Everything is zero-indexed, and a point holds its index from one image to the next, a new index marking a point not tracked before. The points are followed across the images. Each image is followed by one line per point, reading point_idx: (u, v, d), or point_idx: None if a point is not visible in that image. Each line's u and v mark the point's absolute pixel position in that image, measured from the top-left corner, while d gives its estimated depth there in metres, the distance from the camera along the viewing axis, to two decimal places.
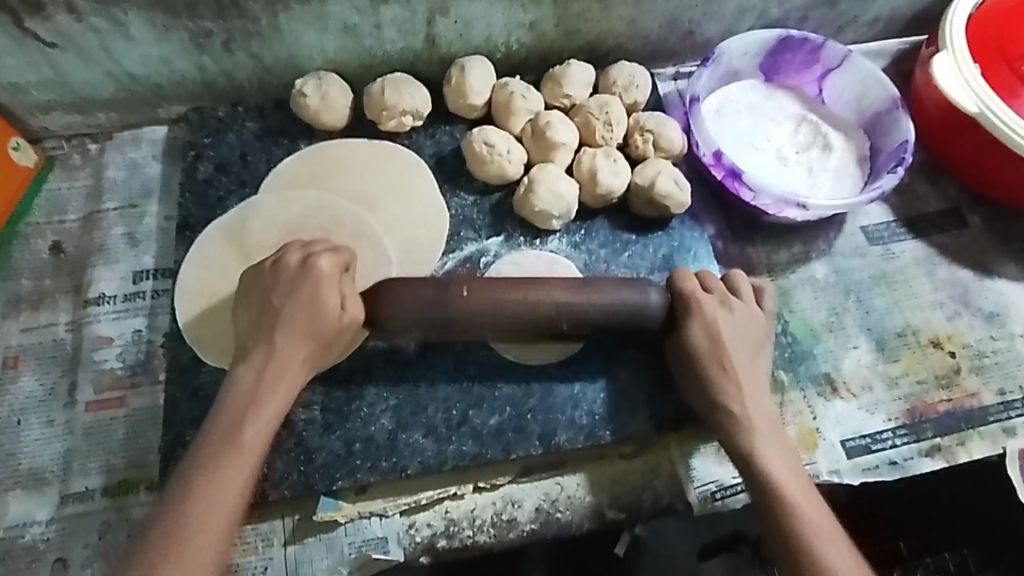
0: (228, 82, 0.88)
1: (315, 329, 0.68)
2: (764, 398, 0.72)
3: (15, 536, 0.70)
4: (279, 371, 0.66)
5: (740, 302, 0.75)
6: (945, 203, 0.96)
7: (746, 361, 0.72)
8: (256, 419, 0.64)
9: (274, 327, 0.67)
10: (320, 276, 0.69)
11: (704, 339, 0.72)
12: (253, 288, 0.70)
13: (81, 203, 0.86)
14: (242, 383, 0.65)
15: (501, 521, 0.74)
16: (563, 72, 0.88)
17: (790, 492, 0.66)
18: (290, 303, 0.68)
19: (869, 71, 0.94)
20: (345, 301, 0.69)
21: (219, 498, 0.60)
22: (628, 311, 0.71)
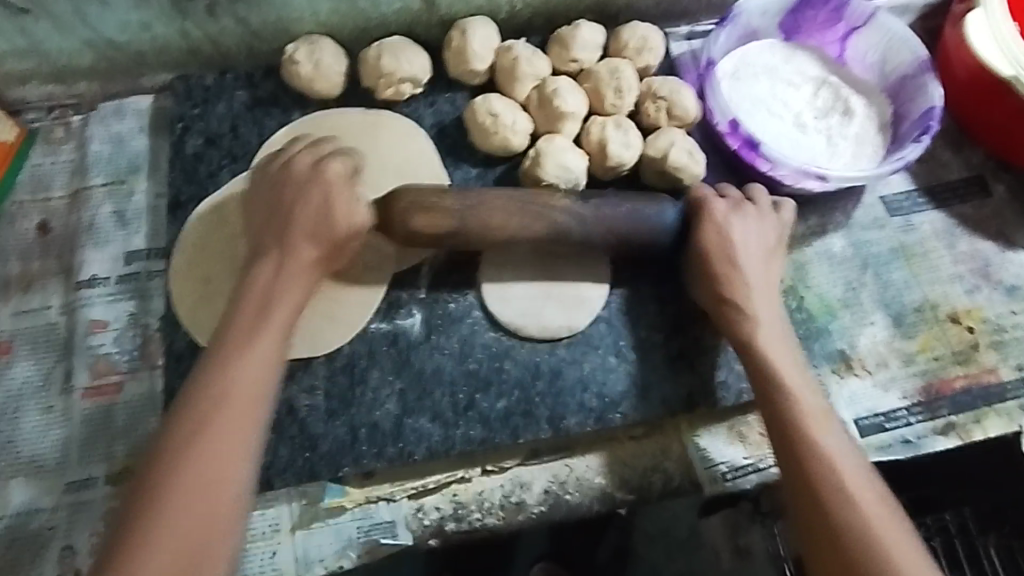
0: (214, 48, 0.83)
1: (326, 241, 0.68)
2: (787, 340, 0.71)
3: (19, 525, 0.69)
4: (285, 292, 0.66)
5: (761, 208, 0.75)
6: (969, 170, 0.92)
7: (764, 288, 0.72)
8: (265, 329, 0.64)
9: (287, 224, 0.68)
10: (331, 180, 0.69)
11: (713, 238, 0.72)
12: (268, 183, 0.70)
13: (67, 179, 0.82)
14: (248, 296, 0.65)
15: (509, 503, 0.72)
16: (571, 35, 0.83)
17: (805, 410, 0.66)
18: (300, 208, 0.68)
19: (896, 30, 0.89)
20: (350, 208, 0.69)
21: (215, 436, 0.58)
22: (639, 222, 0.72)
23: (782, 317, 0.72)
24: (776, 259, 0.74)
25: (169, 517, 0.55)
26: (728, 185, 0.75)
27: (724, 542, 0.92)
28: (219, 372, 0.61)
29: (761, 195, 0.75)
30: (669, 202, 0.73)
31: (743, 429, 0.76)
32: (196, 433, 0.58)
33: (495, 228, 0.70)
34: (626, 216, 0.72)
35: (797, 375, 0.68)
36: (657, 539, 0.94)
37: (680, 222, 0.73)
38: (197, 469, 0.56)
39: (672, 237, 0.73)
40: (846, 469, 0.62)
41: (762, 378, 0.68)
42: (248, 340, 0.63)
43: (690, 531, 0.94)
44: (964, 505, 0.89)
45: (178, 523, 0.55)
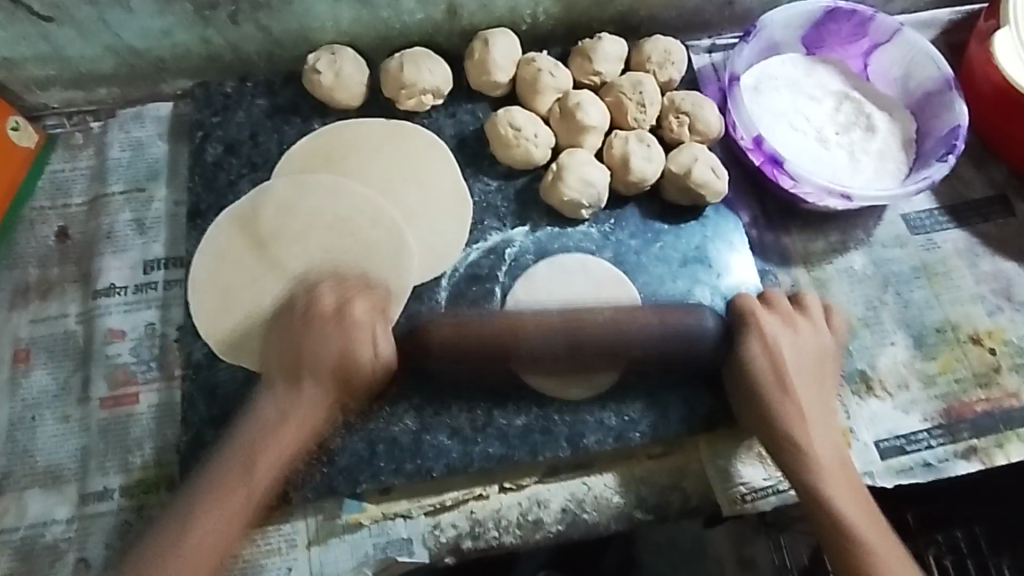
0: (235, 55, 0.82)
1: (345, 382, 0.66)
2: (834, 439, 0.70)
3: (36, 534, 0.69)
4: (300, 424, 0.64)
5: (802, 320, 0.74)
6: (992, 188, 0.91)
7: (809, 394, 0.71)
8: (268, 459, 0.63)
9: (303, 364, 0.66)
10: (355, 322, 0.68)
11: (764, 362, 0.71)
12: (288, 323, 0.68)
13: (85, 185, 0.82)
14: (263, 421, 0.64)
15: (527, 522, 0.72)
16: (593, 47, 0.82)
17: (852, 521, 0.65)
18: (315, 339, 0.66)
19: (920, 46, 0.88)
20: (375, 335, 0.68)
21: (197, 531, 0.59)
22: (681, 339, 0.70)
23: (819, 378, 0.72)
24: (826, 360, 0.74)
25: (200, 530, 0.60)
26: (774, 295, 0.75)
27: (729, 554, 0.97)
28: (246, 458, 0.62)
29: (812, 304, 0.76)
30: (711, 315, 0.72)
31: (762, 449, 0.75)
32: (241, 470, 0.62)
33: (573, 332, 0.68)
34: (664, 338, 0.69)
35: (824, 434, 0.70)
36: (662, 550, 0.95)
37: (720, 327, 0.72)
38: (222, 502, 0.61)
39: (716, 342, 0.72)
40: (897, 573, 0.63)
41: (814, 496, 0.67)
42: (279, 422, 0.64)
43: (696, 541, 0.97)
44: (975, 524, 0.90)
45: (201, 541, 0.59)
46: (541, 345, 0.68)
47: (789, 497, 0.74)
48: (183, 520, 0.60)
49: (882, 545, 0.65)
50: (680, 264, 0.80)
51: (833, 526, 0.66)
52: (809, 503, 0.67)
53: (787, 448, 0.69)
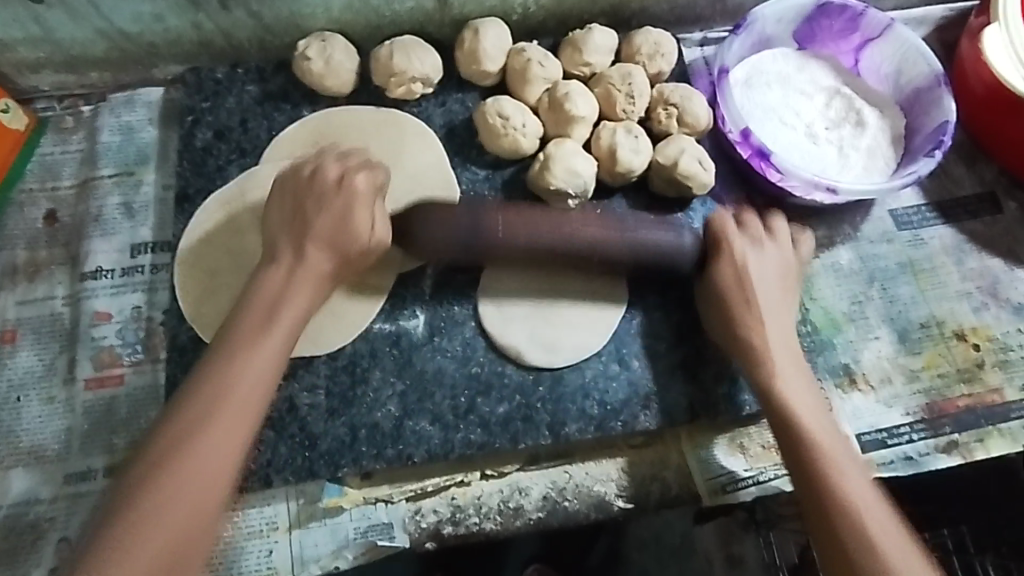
0: (226, 41, 0.83)
1: (342, 247, 0.68)
2: (803, 373, 0.71)
3: (19, 513, 0.69)
4: (296, 298, 0.65)
5: (772, 242, 0.75)
6: (981, 186, 0.91)
7: (774, 303, 0.72)
8: (246, 370, 0.61)
9: (304, 230, 0.68)
10: (354, 193, 0.69)
11: (729, 274, 0.72)
12: (290, 193, 0.69)
13: (76, 168, 0.82)
14: (263, 295, 0.65)
15: (507, 508, 0.72)
16: (584, 38, 0.82)
17: (814, 438, 0.66)
18: (321, 216, 0.68)
19: (912, 42, 0.88)
20: (374, 224, 0.69)
21: (185, 470, 0.56)
22: (659, 251, 0.73)
23: (800, 349, 0.72)
24: (791, 282, 0.75)
25: (182, 491, 0.56)
26: (748, 215, 0.75)
27: (718, 550, 0.93)
28: (217, 386, 0.60)
29: (780, 227, 0.76)
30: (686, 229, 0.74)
31: (743, 440, 0.76)
32: (221, 397, 0.60)
33: (557, 242, 0.71)
34: (637, 240, 0.72)
35: (793, 372, 0.70)
36: (649, 544, 0.95)
37: (696, 240, 0.74)
38: (193, 461, 0.57)
39: (693, 262, 0.74)
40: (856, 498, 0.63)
41: (775, 407, 0.68)
42: (241, 362, 0.61)
43: (683, 536, 0.94)
44: (962, 524, 0.89)
45: (180, 501, 0.56)
46: (515, 247, 0.70)
47: (770, 487, 0.74)
48: (152, 482, 0.56)
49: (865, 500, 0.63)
50: None
51: (795, 440, 0.66)
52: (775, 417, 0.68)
53: (775, 411, 0.68)
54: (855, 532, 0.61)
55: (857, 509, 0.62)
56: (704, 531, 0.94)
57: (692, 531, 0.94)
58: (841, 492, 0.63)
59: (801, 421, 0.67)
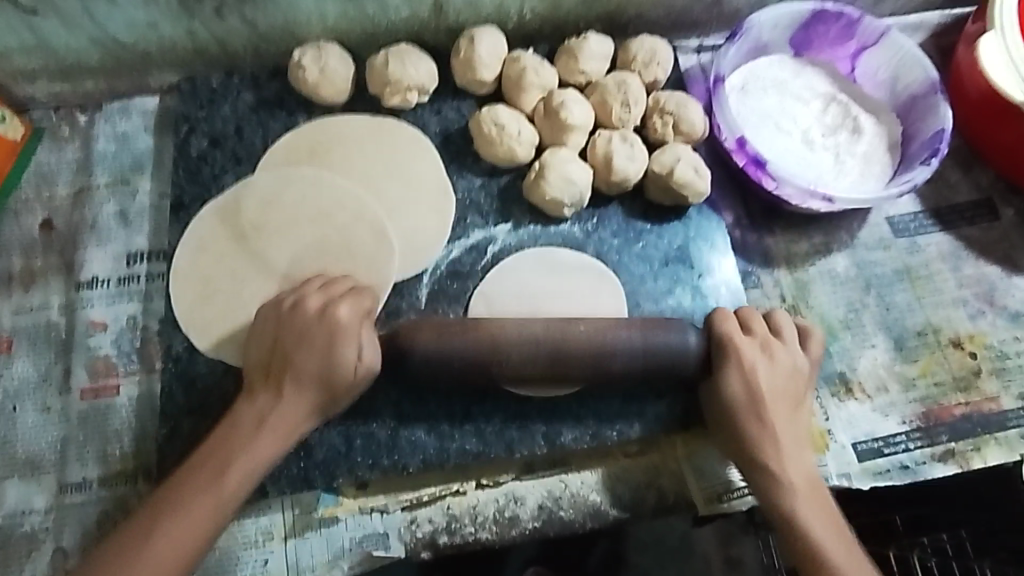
0: (221, 49, 0.83)
1: (327, 385, 0.65)
2: (809, 463, 0.70)
3: (15, 523, 0.69)
4: (283, 417, 0.65)
5: (781, 351, 0.72)
6: (978, 193, 0.91)
7: (780, 408, 0.70)
8: (238, 472, 0.62)
9: (291, 346, 0.66)
10: (342, 325, 0.66)
11: (739, 389, 0.69)
12: (272, 320, 0.68)
13: (71, 176, 0.82)
14: (241, 427, 0.64)
15: (503, 518, 0.72)
16: (580, 45, 0.82)
17: (801, 517, 0.67)
18: (303, 351, 0.66)
19: (908, 48, 0.88)
20: (361, 353, 0.66)
21: (157, 544, 0.59)
22: (662, 361, 0.68)
23: (795, 405, 0.71)
24: (800, 388, 0.72)
25: (160, 543, 0.59)
26: (751, 312, 0.72)
27: (716, 553, 0.96)
28: (209, 479, 0.62)
29: (783, 323, 0.74)
30: (692, 332, 0.69)
31: None
32: (208, 477, 0.62)
33: (560, 341, 0.67)
34: (644, 344, 0.67)
35: (798, 460, 0.69)
36: (648, 547, 0.94)
37: (703, 343, 0.70)
38: (177, 526, 0.60)
39: (698, 365, 0.70)
40: (834, 565, 0.64)
41: (778, 492, 0.68)
42: (223, 476, 0.62)
43: (682, 539, 0.95)
44: (961, 527, 0.90)
45: (154, 565, 0.59)
46: (518, 357, 0.66)
47: None
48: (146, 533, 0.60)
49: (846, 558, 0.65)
50: (661, 263, 0.80)
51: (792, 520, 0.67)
52: (768, 499, 0.68)
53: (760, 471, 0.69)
54: None
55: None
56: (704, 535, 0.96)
57: (690, 534, 0.95)
58: (806, 536, 0.66)
59: (800, 511, 0.67)
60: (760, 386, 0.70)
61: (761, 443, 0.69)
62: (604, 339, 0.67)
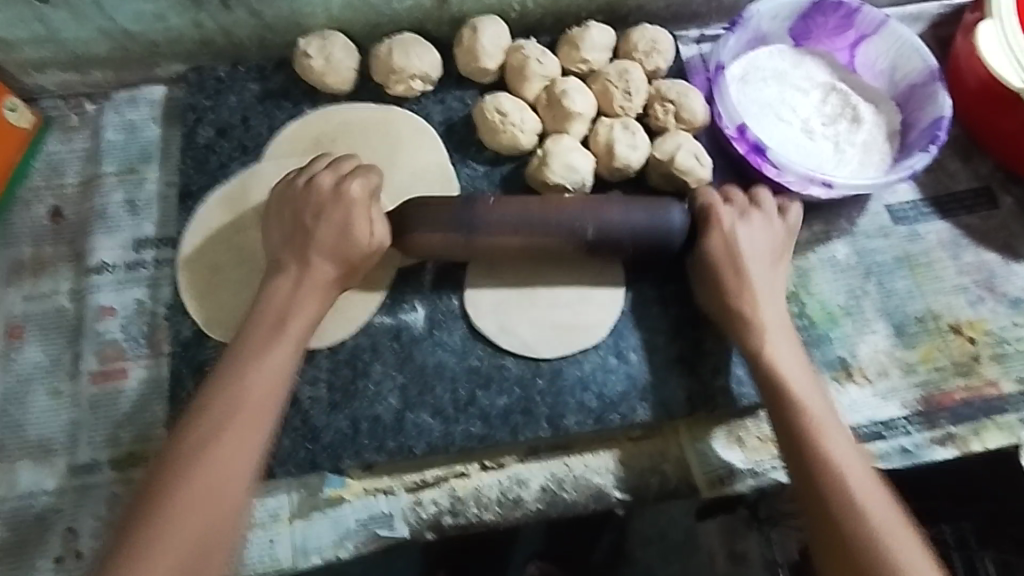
0: (228, 40, 0.84)
1: (345, 248, 0.69)
2: (807, 372, 0.70)
3: (25, 505, 0.70)
4: (300, 317, 0.67)
5: (761, 212, 0.75)
6: (977, 181, 0.92)
7: (766, 283, 0.73)
8: (258, 367, 0.63)
9: (308, 241, 0.69)
10: (352, 198, 0.70)
11: (719, 249, 0.73)
12: (287, 205, 0.71)
13: (80, 166, 0.84)
14: (264, 319, 0.66)
15: (507, 500, 0.73)
16: (581, 34, 0.83)
17: (817, 425, 0.66)
18: (322, 226, 0.69)
19: (907, 37, 0.89)
20: (373, 225, 0.70)
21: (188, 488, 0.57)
22: (646, 230, 0.72)
23: (782, 299, 0.74)
24: (782, 262, 0.75)
25: (189, 491, 0.57)
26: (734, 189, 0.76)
27: (721, 548, 0.93)
28: (228, 390, 0.62)
29: (767, 200, 0.76)
30: (676, 206, 0.73)
31: (740, 434, 0.77)
32: (233, 399, 0.61)
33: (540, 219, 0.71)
34: (636, 228, 0.72)
35: (791, 355, 0.70)
36: (652, 542, 0.98)
37: (686, 221, 0.73)
38: (202, 477, 0.58)
39: (682, 240, 0.74)
40: (856, 484, 0.63)
41: (778, 393, 0.68)
42: (242, 380, 0.62)
43: (686, 534, 0.96)
44: (964, 521, 0.90)
45: (185, 522, 0.56)
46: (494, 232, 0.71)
47: (767, 480, 0.75)
48: (171, 482, 0.57)
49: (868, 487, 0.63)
50: None
51: (797, 426, 0.66)
52: (771, 398, 0.68)
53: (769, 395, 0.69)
54: (862, 532, 0.60)
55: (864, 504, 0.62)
56: (708, 530, 0.94)
57: (693, 529, 0.96)
58: (833, 473, 0.63)
59: (804, 410, 0.67)
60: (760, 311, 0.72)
61: (756, 329, 0.71)
62: (596, 214, 0.72)
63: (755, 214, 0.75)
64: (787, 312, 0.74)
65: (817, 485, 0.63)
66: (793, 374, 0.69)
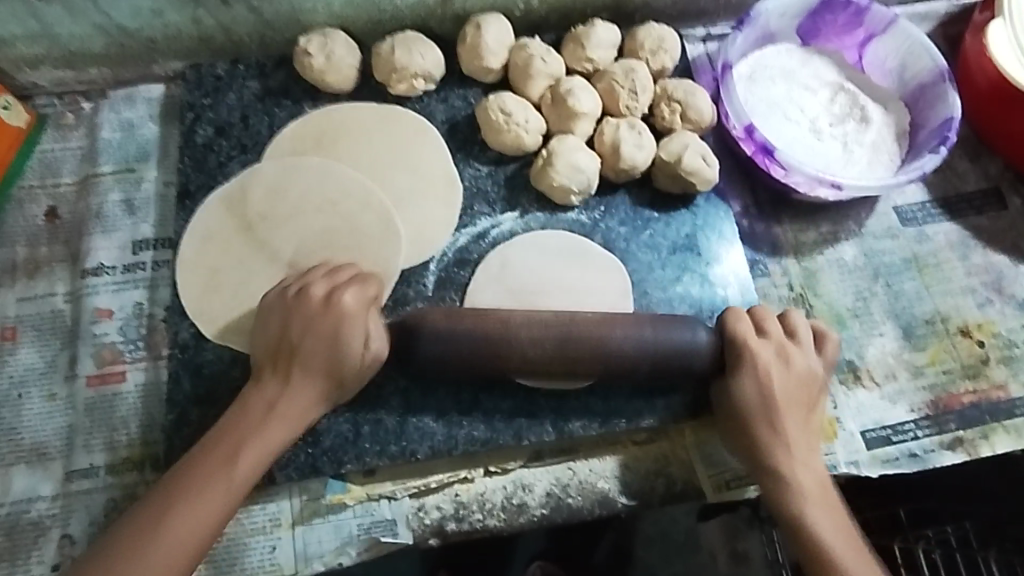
0: (227, 37, 0.82)
1: (334, 366, 0.66)
2: (818, 472, 0.69)
3: (20, 510, 0.69)
4: (288, 411, 0.64)
5: (800, 352, 0.72)
6: (986, 181, 0.91)
7: (792, 408, 0.70)
8: (254, 450, 0.62)
9: (302, 331, 0.66)
10: (344, 312, 0.67)
11: (753, 393, 0.69)
12: (278, 312, 0.67)
13: (75, 165, 0.82)
14: (252, 412, 0.64)
15: (511, 505, 0.72)
16: (587, 32, 0.82)
17: (828, 541, 0.65)
18: (310, 340, 0.66)
19: (916, 36, 0.88)
20: (367, 343, 0.67)
21: (169, 526, 0.58)
22: (671, 352, 0.68)
23: (807, 409, 0.71)
24: (806, 366, 0.71)
25: (172, 527, 0.58)
26: (763, 310, 0.72)
27: (722, 547, 0.97)
28: (225, 447, 0.62)
29: (803, 327, 0.73)
30: (701, 327, 0.69)
31: None
32: (220, 462, 0.61)
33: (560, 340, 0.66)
34: (654, 339, 0.67)
35: (806, 461, 0.69)
36: (656, 542, 0.98)
37: (714, 342, 0.70)
38: (179, 519, 0.59)
39: (714, 362, 0.70)
40: None
41: (788, 506, 0.67)
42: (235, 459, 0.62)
43: (687, 535, 0.99)
44: (966, 520, 0.90)
45: (158, 554, 0.58)
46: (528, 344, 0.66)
47: None
48: (155, 521, 0.58)
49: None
50: (669, 251, 0.80)
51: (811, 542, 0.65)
52: (780, 506, 0.68)
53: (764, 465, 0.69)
54: None
55: None
56: (710, 530, 0.98)
57: (695, 528, 0.99)
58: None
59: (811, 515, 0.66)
60: (769, 384, 0.69)
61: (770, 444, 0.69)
62: (597, 334, 0.67)
63: (786, 340, 0.72)
64: (811, 420, 0.71)
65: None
66: (806, 484, 0.68)
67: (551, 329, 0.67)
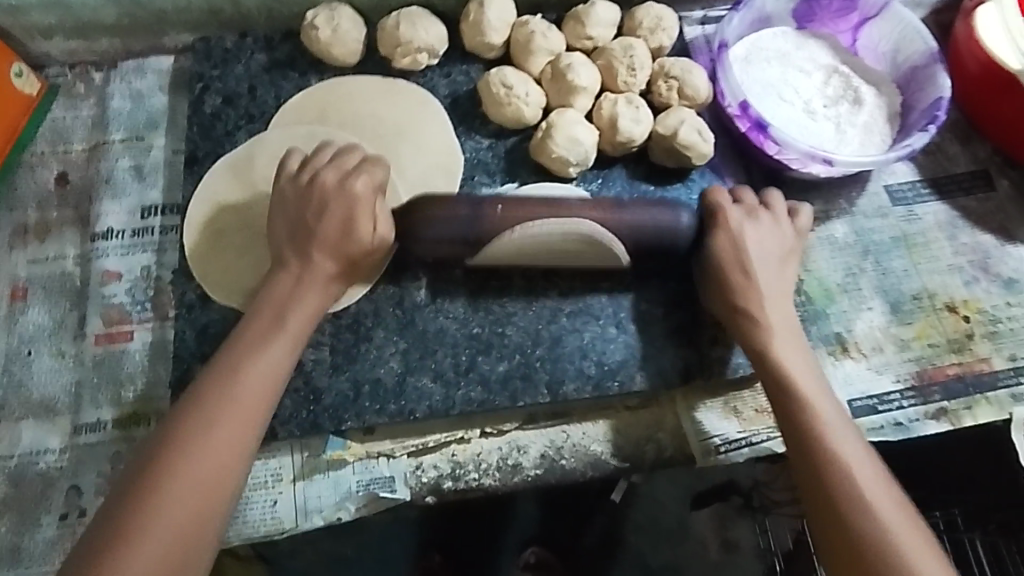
0: (236, 10, 0.84)
1: (347, 245, 0.69)
2: (801, 349, 0.71)
3: (29, 462, 0.71)
4: (312, 301, 0.68)
5: (773, 216, 0.75)
6: (975, 164, 0.93)
7: (775, 288, 0.72)
8: (255, 362, 0.63)
9: (309, 241, 0.69)
10: (355, 196, 0.70)
11: (727, 249, 0.72)
12: (291, 205, 0.71)
13: (86, 133, 0.84)
14: (260, 317, 0.66)
15: (506, 465, 0.74)
16: (587, 10, 0.84)
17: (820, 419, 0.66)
18: (322, 221, 0.69)
19: (909, 20, 0.90)
20: (377, 222, 0.71)
21: (180, 471, 0.57)
22: (657, 231, 0.71)
23: (788, 279, 0.74)
24: (790, 263, 0.75)
25: (181, 470, 0.57)
26: (743, 191, 0.76)
27: (713, 536, 1.14)
28: (225, 375, 0.62)
29: (781, 203, 0.76)
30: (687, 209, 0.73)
31: (736, 404, 0.78)
32: (221, 393, 0.61)
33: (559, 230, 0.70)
34: (635, 220, 0.71)
35: (794, 352, 0.70)
36: (646, 527, 1.13)
37: (694, 223, 0.73)
38: (203, 453, 0.58)
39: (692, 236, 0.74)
40: (863, 479, 0.62)
41: (785, 396, 0.68)
42: (235, 376, 0.62)
43: (679, 521, 1.14)
44: (955, 506, 0.95)
45: (172, 508, 0.56)
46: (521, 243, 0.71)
47: (763, 449, 0.76)
48: (162, 460, 0.57)
49: (869, 480, 0.63)
50: None
51: (808, 432, 0.65)
52: (775, 387, 0.68)
53: (764, 365, 0.70)
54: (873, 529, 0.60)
55: (873, 504, 0.61)
56: (700, 518, 1.15)
57: (687, 518, 1.14)
58: (849, 478, 0.62)
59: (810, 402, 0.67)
60: (772, 325, 0.71)
61: (768, 338, 0.70)
62: (601, 226, 0.70)
63: (763, 217, 0.74)
64: (793, 309, 0.73)
65: (823, 483, 0.63)
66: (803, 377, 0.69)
67: (543, 230, 0.70)
